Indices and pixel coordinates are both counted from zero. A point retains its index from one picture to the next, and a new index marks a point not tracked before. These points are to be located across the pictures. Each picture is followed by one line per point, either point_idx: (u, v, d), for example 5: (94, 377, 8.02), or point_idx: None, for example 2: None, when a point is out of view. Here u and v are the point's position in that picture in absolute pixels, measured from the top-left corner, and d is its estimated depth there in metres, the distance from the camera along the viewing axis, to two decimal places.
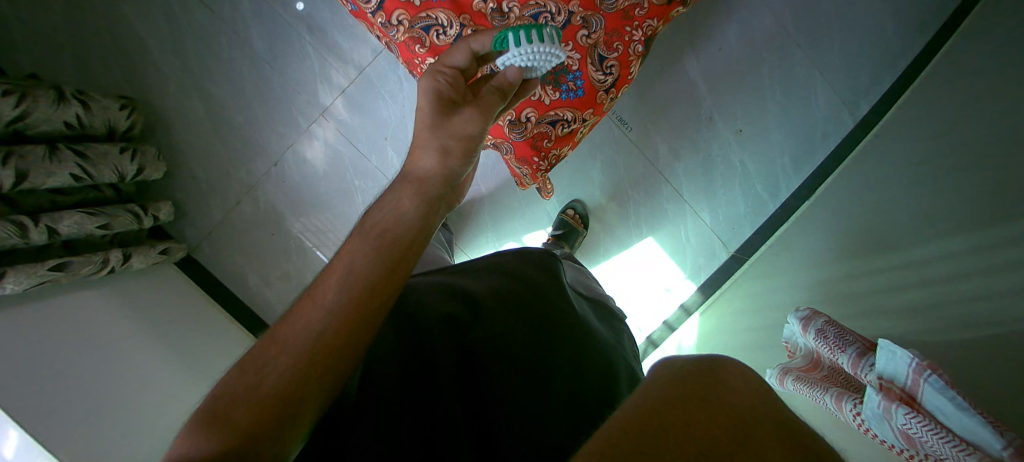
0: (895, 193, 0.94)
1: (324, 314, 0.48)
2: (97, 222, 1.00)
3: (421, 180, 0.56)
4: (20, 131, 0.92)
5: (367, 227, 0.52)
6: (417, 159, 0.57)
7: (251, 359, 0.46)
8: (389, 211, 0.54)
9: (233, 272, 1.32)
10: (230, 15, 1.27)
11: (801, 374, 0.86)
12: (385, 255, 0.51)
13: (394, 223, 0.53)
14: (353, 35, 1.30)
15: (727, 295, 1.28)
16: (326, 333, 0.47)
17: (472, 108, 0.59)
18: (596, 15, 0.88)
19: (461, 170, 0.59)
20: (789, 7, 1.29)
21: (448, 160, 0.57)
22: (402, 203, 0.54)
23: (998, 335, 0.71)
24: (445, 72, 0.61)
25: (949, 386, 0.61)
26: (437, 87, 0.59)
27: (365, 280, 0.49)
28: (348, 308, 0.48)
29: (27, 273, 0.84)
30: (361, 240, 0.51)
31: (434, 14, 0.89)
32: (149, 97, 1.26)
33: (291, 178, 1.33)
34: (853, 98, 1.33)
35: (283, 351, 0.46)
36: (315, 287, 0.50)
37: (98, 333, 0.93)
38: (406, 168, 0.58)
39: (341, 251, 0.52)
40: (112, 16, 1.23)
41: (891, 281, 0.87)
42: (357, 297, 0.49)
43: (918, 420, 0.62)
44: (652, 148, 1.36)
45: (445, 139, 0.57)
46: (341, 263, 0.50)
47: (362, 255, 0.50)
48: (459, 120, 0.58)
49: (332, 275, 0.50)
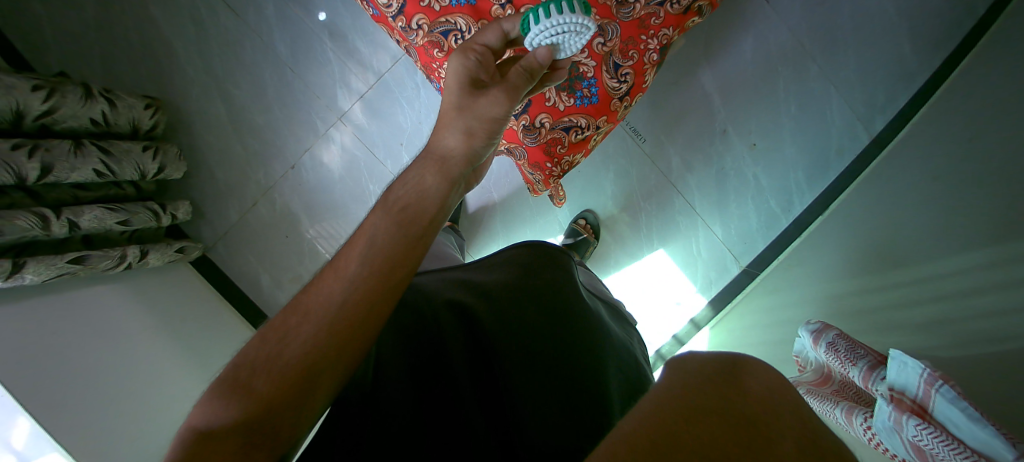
0: (912, 208, 0.93)
1: (347, 286, 0.48)
2: (116, 218, 1.02)
3: (444, 158, 0.57)
4: (47, 127, 0.95)
5: (390, 201, 0.52)
6: (441, 137, 0.59)
7: (271, 328, 0.47)
8: (412, 187, 0.54)
9: (246, 272, 1.34)
10: (253, 19, 1.30)
11: (812, 388, 0.85)
12: (407, 230, 0.51)
13: (417, 198, 0.53)
14: (373, 42, 1.32)
15: (737, 311, 1.26)
16: (347, 306, 0.47)
17: (499, 89, 0.61)
18: (612, 23, 0.90)
19: (484, 151, 0.61)
20: (805, 21, 1.29)
21: (473, 140, 0.59)
22: (425, 180, 0.55)
23: (1016, 355, 0.69)
24: (477, 49, 0.65)
25: (962, 397, 0.60)
26: (466, 63, 0.63)
27: (387, 254, 0.50)
28: (370, 282, 0.48)
29: (47, 264, 0.85)
30: (383, 213, 0.51)
31: (453, 19, 0.91)
32: (171, 97, 1.30)
33: (307, 181, 1.35)
34: (870, 114, 1.32)
35: (305, 321, 0.47)
36: (337, 260, 0.50)
37: (110, 324, 0.95)
38: (429, 144, 0.59)
39: (363, 224, 0.52)
40: (140, 18, 1.27)
41: (905, 298, 0.86)
42: (380, 272, 0.49)
43: (930, 431, 0.61)
44: (665, 161, 1.36)
45: (470, 119, 0.59)
46: (363, 236, 0.50)
47: (385, 228, 0.50)
48: (485, 100, 0.60)
49: (353, 248, 0.50)
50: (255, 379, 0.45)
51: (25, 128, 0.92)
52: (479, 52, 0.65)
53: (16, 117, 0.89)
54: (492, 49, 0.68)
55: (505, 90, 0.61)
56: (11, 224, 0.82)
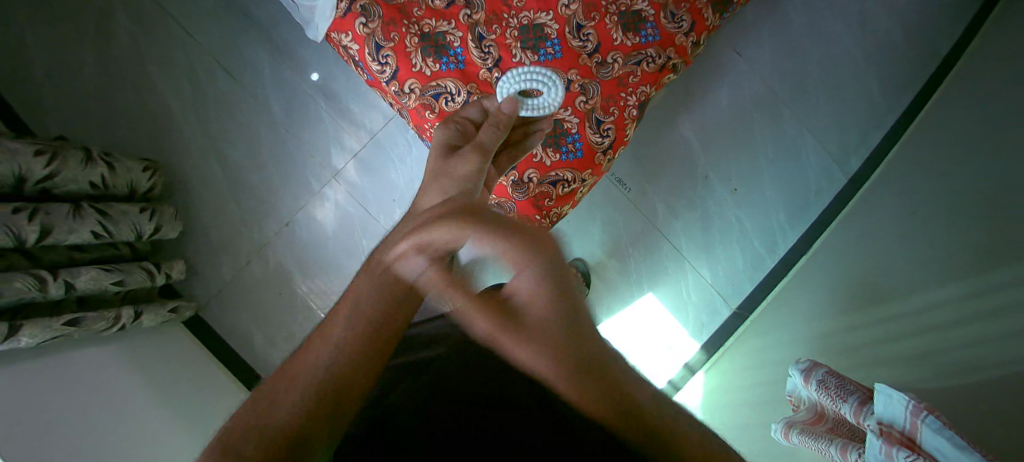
0: (890, 245, 0.97)
1: (334, 348, 0.49)
2: (112, 278, 1.02)
3: (424, 216, 0.58)
4: (46, 190, 0.98)
5: (376, 262, 0.55)
6: (422, 198, 0.65)
7: (264, 394, 0.47)
8: (394, 246, 0.56)
9: (237, 330, 1.32)
10: (252, 83, 1.37)
11: (805, 427, 0.83)
12: (391, 289, 0.53)
13: (399, 256, 0.55)
14: (366, 102, 1.39)
15: (730, 353, 1.26)
16: (334, 366, 0.48)
17: (468, 153, 0.68)
18: (592, 82, 0.98)
19: (461, 208, 0.65)
20: (772, 74, 1.39)
21: (450, 198, 0.62)
22: (407, 239, 0.57)
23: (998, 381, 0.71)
24: (457, 120, 0.76)
25: (947, 426, 0.61)
26: (447, 133, 0.73)
27: (372, 313, 0.51)
28: (356, 341, 0.49)
29: (43, 326, 0.85)
30: (370, 275, 0.54)
31: (443, 82, 0.97)
32: (170, 159, 1.33)
33: (301, 237, 1.37)
34: (843, 157, 1.39)
35: (294, 385, 0.47)
36: (324, 323, 0.51)
37: (101, 383, 0.93)
38: (415, 207, 0.65)
39: (348, 289, 0.53)
40: (143, 86, 1.33)
41: (891, 333, 0.88)
42: (366, 331, 0.50)
43: None
44: (651, 207, 1.40)
45: (443, 181, 0.65)
46: (349, 298, 0.52)
47: (370, 288, 0.52)
48: (457, 161, 0.67)
49: (340, 310, 0.52)
50: (245, 447, 0.44)
51: (26, 192, 0.95)
52: (461, 122, 0.75)
53: (17, 182, 0.93)
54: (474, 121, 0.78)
55: (472, 154, 0.67)
56: (8, 285, 0.83)
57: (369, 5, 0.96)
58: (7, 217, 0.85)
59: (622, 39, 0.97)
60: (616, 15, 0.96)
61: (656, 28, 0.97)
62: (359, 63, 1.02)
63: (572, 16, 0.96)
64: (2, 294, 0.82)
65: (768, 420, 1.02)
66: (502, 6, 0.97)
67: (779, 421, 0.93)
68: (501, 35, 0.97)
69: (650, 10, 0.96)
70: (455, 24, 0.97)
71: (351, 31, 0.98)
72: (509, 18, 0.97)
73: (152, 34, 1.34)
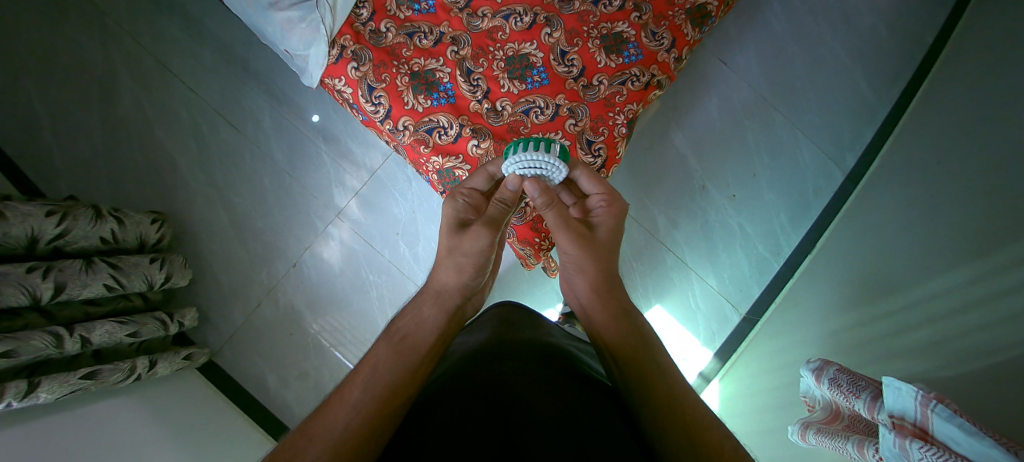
0: (892, 239, 0.97)
1: (350, 412, 0.54)
2: (126, 330, 1.04)
3: (438, 292, 0.66)
4: (59, 248, 1.00)
5: (393, 333, 0.63)
6: (436, 273, 0.67)
7: (283, 451, 0.51)
8: (411, 320, 0.64)
9: (251, 374, 1.33)
10: (253, 131, 1.41)
11: (822, 426, 0.82)
12: (405, 360, 0.60)
13: (414, 328, 0.64)
14: (364, 141, 1.43)
15: (744, 358, 1.25)
16: (351, 427, 0.53)
17: (480, 224, 0.66)
18: (581, 105, 1.01)
19: (475, 282, 0.68)
20: (758, 81, 1.42)
21: (463, 275, 0.66)
22: (423, 312, 0.65)
23: (1002, 363, 0.70)
24: (464, 192, 0.73)
25: (956, 414, 0.61)
26: (456, 208, 0.71)
27: (387, 380, 0.58)
28: (371, 404, 0.55)
29: (61, 381, 0.87)
30: (387, 345, 0.61)
31: (436, 117, 1.00)
32: (177, 211, 1.36)
33: (309, 277, 1.39)
34: (838, 155, 1.40)
35: (312, 445, 0.52)
36: (343, 389, 0.57)
37: (120, 429, 0.93)
38: (428, 281, 0.68)
39: (367, 357, 0.61)
40: (148, 142, 1.38)
41: (900, 325, 0.87)
42: (380, 396, 0.56)
43: (932, 452, 0.61)
44: (652, 220, 1.41)
45: (459, 257, 0.66)
46: (368, 366, 0.59)
47: (386, 358, 0.60)
48: (469, 237, 0.66)
49: (358, 377, 0.58)
50: None
51: (39, 252, 0.97)
52: (468, 195, 0.73)
53: (30, 243, 0.95)
54: (481, 190, 0.75)
55: (484, 225, 0.66)
56: (28, 344, 0.84)
57: (360, 50, 1.00)
58: (21, 277, 0.88)
59: (606, 62, 1.01)
60: (598, 39, 1.01)
61: (639, 47, 1.01)
62: (354, 105, 1.05)
63: (556, 43, 1.01)
64: (20, 354, 0.84)
65: (786, 423, 1.00)
66: (486, 40, 1.01)
67: (795, 422, 0.91)
68: (488, 68, 1.01)
69: (631, 31, 1.01)
70: (442, 60, 1.01)
71: (344, 76, 1.01)
72: (495, 50, 1.01)
73: (156, 92, 1.39)
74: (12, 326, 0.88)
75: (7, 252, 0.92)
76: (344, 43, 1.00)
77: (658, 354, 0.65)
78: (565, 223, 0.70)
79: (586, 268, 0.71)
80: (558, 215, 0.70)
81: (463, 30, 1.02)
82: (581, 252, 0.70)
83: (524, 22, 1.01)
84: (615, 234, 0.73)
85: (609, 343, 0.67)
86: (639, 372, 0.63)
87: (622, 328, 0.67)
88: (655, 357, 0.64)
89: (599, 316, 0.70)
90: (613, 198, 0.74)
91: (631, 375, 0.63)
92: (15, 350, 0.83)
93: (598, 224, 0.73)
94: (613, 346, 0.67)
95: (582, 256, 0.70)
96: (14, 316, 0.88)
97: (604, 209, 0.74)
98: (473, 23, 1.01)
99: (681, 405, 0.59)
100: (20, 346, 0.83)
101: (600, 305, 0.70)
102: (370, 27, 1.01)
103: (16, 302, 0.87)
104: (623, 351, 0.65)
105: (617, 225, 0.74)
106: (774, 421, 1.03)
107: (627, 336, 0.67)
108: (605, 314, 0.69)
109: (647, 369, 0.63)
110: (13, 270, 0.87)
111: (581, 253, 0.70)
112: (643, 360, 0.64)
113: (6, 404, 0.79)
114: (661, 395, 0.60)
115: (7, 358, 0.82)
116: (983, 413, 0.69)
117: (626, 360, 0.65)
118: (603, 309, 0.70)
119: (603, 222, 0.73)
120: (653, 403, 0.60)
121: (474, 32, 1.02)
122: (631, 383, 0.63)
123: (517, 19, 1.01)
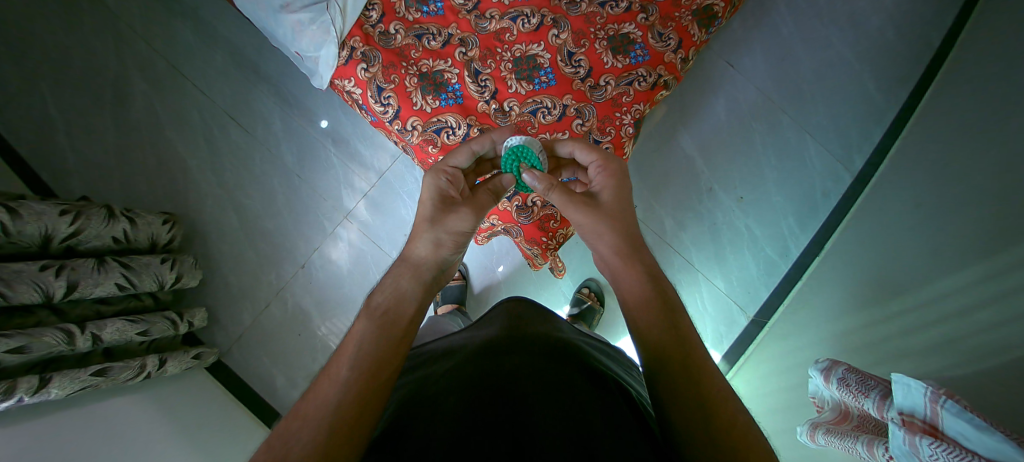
0: (899, 239, 0.97)
1: (339, 389, 0.54)
2: (136, 329, 1.05)
3: (416, 265, 0.65)
4: (72, 247, 1.02)
5: (372, 308, 0.60)
6: (413, 246, 0.66)
7: (278, 435, 0.51)
8: (390, 293, 0.62)
9: (259, 374, 1.33)
10: (263, 133, 1.43)
11: (831, 427, 0.81)
12: (387, 334, 0.59)
13: (394, 300, 0.62)
14: (373, 144, 1.46)
15: (754, 360, 1.22)
16: (343, 404, 0.53)
17: (467, 208, 0.69)
18: (588, 105, 1.03)
19: (453, 258, 0.68)
20: (765, 83, 1.42)
21: (441, 250, 0.66)
22: (401, 285, 0.63)
23: (1007, 363, 0.70)
24: (448, 171, 0.72)
25: (966, 409, 0.61)
26: (438, 185, 0.71)
27: (373, 355, 0.56)
28: (361, 380, 0.55)
29: (71, 377, 0.88)
30: (367, 320, 0.59)
31: (445, 118, 1.03)
32: (187, 211, 1.38)
33: (318, 278, 1.40)
34: (846, 155, 1.39)
35: (305, 425, 0.52)
36: (330, 366, 0.56)
37: (132, 425, 0.95)
38: (404, 254, 0.66)
39: (349, 334, 0.59)
40: (160, 144, 1.39)
41: (908, 325, 0.86)
42: (367, 372, 0.55)
43: (944, 449, 0.61)
44: (658, 222, 1.41)
45: (441, 233, 0.67)
46: (351, 343, 0.57)
47: (369, 334, 0.58)
48: (455, 216, 0.68)
49: (343, 353, 0.57)
50: None
51: (53, 250, 0.99)
52: (451, 172, 0.73)
53: (43, 242, 0.97)
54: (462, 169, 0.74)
55: (472, 209, 0.69)
56: (39, 340, 0.86)
57: (369, 51, 1.01)
58: (34, 275, 0.90)
59: (613, 62, 1.02)
60: (605, 40, 1.01)
61: (645, 48, 1.02)
62: (363, 106, 1.07)
63: (563, 44, 1.01)
64: (33, 350, 0.85)
65: (794, 424, 1.00)
66: (494, 41, 1.02)
67: (804, 423, 0.90)
68: (496, 69, 1.02)
69: (638, 32, 1.01)
70: (451, 62, 1.02)
71: (354, 77, 1.03)
72: (503, 52, 1.02)
73: (169, 94, 1.41)
74: (25, 324, 0.89)
75: (19, 251, 0.94)
76: (353, 45, 1.01)
77: (687, 334, 0.59)
78: (570, 200, 0.69)
79: (603, 232, 0.68)
80: (563, 195, 0.70)
81: (471, 32, 1.02)
82: (595, 219, 0.68)
83: (531, 23, 1.01)
84: (620, 195, 0.70)
85: (641, 330, 0.61)
86: (671, 362, 0.57)
87: (654, 316, 0.60)
88: (683, 337, 0.59)
89: (622, 280, 0.65)
90: (609, 163, 0.72)
91: (666, 365, 0.57)
92: (27, 346, 0.84)
93: (600, 188, 0.71)
94: (644, 334, 0.60)
95: (597, 220, 0.68)
96: (27, 314, 0.90)
97: (603, 176, 0.72)
98: (480, 25, 1.02)
99: (712, 398, 0.55)
100: (33, 342, 0.85)
101: (625, 268, 0.65)
102: (380, 29, 1.02)
103: (29, 299, 0.89)
104: (656, 338, 0.59)
105: (621, 187, 0.71)
106: (784, 423, 1.02)
107: (656, 322, 0.60)
108: (638, 303, 0.62)
109: (676, 356, 0.57)
110: (26, 267, 0.89)
111: (596, 220, 0.68)
112: (679, 350, 0.58)
113: (17, 399, 0.80)
114: (690, 381, 0.56)
115: (19, 354, 0.83)
116: (990, 413, 0.69)
117: (658, 350, 0.58)
118: (629, 274, 0.65)
119: (603, 187, 0.71)
120: (684, 394, 0.55)
121: (482, 34, 1.02)
122: (664, 374, 0.57)
123: (525, 20, 1.01)
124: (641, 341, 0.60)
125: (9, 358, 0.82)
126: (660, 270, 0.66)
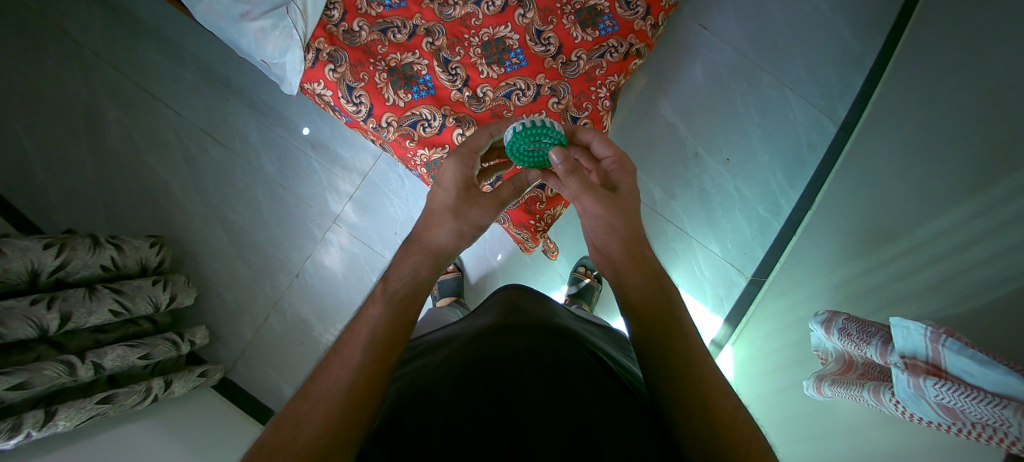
0: (888, 185, 0.97)
1: (351, 372, 0.52)
2: (137, 354, 1.04)
3: (437, 252, 0.62)
4: (61, 279, 1.00)
5: (390, 291, 0.58)
6: (432, 232, 0.63)
7: (286, 415, 0.50)
8: (406, 277, 0.59)
9: (268, 387, 1.34)
10: (241, 146, 1.41)
11: (837, 378, 0.82)
12: (402, 319, 0.56)
13: (409, 285, 0.59)
14: (353, 145, 1.43)
15: (756, 320, 1.24)
16: (353, 386, 0.52)
17: (489, 203, 0.65)
18: (562, 82, 1.01)
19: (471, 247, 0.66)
20: (740, 43, 1.40)
21: (462, 241, 0.64)
22: (420, 273, 0.60)
23: (1004, 295, 0.70)
24: (474, 155, 0.67)
25: (967, 345, 0.62)
26: (463, 171, 0.66)
27: (385, 339, 0.55)
28: (371, 363, 0.53)
29: (77, 408, 0.88)
30: (382, 304, 0.56)
31: (419, 110, 1.01)
32: (174, 233, 1.36)
33: (313, 288, 1.39)
34: (829, 105, 1.38)
35: (316, 408, 0.50)
36: (341, 348, 0.54)
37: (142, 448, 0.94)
38: (421, 239, 0.62)
39: (363, 316, 0.56)
40: (138, 167, 1.37)
41: (903, 268, 0.87)
42: (379, 354, 0.54)
43: (948, 388, 0.61)
44: (648, 194, 1.41)
45: (462, 224, 0.63)
46: (364, 327, 0.55)
47: (383, 318, 0.56)
48: (478, 209, 0.64)
49: (355, 336, 0.55)
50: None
51: (41, 284, 0.97)
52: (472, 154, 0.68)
53: (31, 277, 0.95)
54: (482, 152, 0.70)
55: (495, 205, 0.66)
56: (40, 374, 0.85)
57: (336, 51, 0.99)
58: (25, 310, 0.88)
59: (582, 36, 1.00)
60: (573, 14, 0.99)
61: (614, 18, 1.00)
62: (336, 107, 1.05)
63: (530, 23, 0.99)
64: (35, 385, 0.84)
65: (800, 377, 1.00)
66: (460, 28, 1.00)
67: (811, 376, 0.91)
68: (466, 56, 1.00)
69: (604, 3, 0.99)
70: (419, 53, 1.00)
71: (322, 79, 1.01)
72: (470, 38, 1.00)
73: (141, 116, 1.39)
74: (24, 360, 0.88)
75: (7, 289, 0.92)
76: (319, 46, 0.99)
77: (682, 320, 0.59)
78: (590, 188, 0.64)
79: (615, 225, 0.63)
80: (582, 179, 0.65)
81: (437, 20, 1.00)
82: (610, 211, 0.63)
83: (496, 5, 0.99)
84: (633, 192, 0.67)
85: (636, 306, 0.60)
86: (664, 343, 0.57)
87: (648, 293, 0.60)
88: (679, 323, 0.59)
89: (626, 269, 0.62)
90: (623, 161, 0.68)
91: (655, 346, 0.58)
92: (28, 381, 0.83)
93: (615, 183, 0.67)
94: (637, 307, 0.60)
95: (611, 214, 0.63)
96: (25, 350, 0.89)
97: (618, 173, 0.68)
98: (445, 12, 0.99)
99: (706, 385, 0.55)
100: (33, 377, 0.84)
101: (631, 263, 0.62)
102: (344, 28, 1.00)
103: (23, 334, 0.88)
104: (647, 314, 0.59)
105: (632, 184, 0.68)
106: (790, 379, 1.03)
107: (651, 299, 0.60)
108: (634, 276, 0.62)
109: (671, 337, 0.57)
110: (16, 303, 0.88)
111: (611, 213, 0.63)
112: (670, 328, 0.58)
113: (25, 434, 0.79)
114: (683, 363, 0.56)
115: (20, 391, 0.82)
116: (993, 345, 0.69)
117: (646, 323, 0.59)
118: (630, 265, 0.62)
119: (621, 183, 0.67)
120: (675, 377, 0.55)
121: (447, 22, 1.00)
122: (654, 353, 0.57)
123: (488, 3, 0.99)
124: (636, 318, 0.60)
125: (10, 396, 0.81)
126: (657, 263, 0.64)
